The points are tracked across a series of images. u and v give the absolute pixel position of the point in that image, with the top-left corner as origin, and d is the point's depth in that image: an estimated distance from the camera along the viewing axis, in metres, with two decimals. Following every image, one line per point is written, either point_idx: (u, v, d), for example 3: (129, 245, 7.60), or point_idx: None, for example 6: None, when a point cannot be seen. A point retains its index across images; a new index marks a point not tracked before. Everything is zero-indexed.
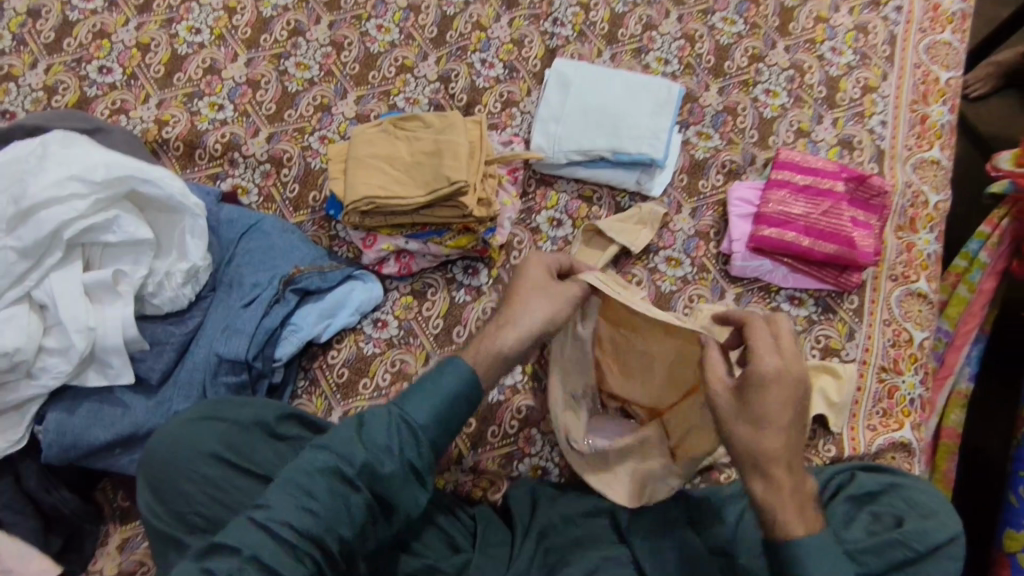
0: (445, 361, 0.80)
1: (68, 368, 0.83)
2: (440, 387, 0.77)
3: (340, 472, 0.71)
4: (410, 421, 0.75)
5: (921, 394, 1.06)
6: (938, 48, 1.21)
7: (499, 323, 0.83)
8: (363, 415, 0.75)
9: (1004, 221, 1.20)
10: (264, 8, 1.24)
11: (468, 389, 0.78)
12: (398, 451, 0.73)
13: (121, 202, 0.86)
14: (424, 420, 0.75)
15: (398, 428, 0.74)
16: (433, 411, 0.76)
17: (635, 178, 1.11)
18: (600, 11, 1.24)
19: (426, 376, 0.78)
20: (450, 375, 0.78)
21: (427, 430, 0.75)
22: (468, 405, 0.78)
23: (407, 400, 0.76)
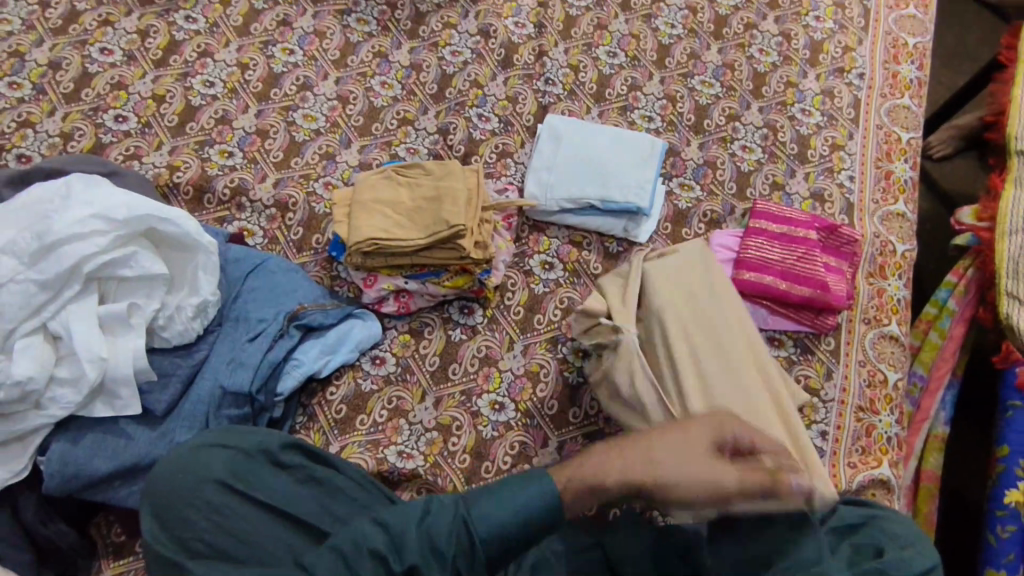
0: (536, 472, 0.80)
1: (77, 398, 0.86)
2: (518, 495, 0.77)
3: (386, 559, 0.75)
4: (471, 527, 0.76)
5: (897, 432, 1.10)
6: (898, 112, 1.32)
7: (629, 464, 0.81)
8: (430, 502, 0.79)
9: (968, 271, 1.29)
10: (275, 65, 1.32)
11: (543, 499, 0.77)
12: (450, 551, 0.75)
13: (139, 239, 0.91)
14: (487, 530, 0.76)
15: (456, 527, 0.76)
16: (499, 518, 0.76)
17: (622, 225, 1.18)
18: (589, 74, 1.34)
19: (509, 481, 0.79)
20: (536, 487, 0.78)
21: (489, 536, 0.76)
22: (539, 515, 0.77)
23: (477, 501, 0.77)
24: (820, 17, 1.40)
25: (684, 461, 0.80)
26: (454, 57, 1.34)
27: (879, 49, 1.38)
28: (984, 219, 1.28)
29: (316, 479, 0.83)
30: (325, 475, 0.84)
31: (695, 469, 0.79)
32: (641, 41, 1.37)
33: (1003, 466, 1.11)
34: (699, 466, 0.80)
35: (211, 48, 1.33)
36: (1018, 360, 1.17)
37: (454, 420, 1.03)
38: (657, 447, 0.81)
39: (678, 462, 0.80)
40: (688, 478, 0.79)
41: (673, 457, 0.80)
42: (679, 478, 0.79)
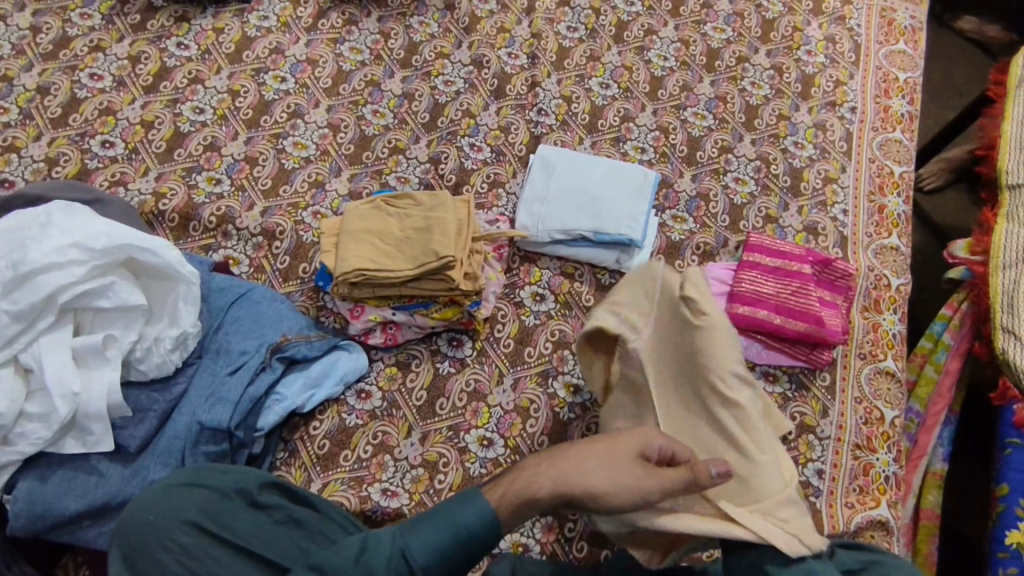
0: (465, 493, 0.79)
1: (47, 433, 0.83)
2: (447, 521, 0.76)
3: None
4: (409, 555, 0.74)
5: (895, 471, 1.08)
6: (890, 146, 1.32)
7: (557, 471, 0.80)
8: (366, 539, 0.76)
9: (963, 305, 1.27)
10: (267, 92, 1.31)
11: (482, 528, 0.76)
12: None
13: (118, 269, 0.88)
14: (424, 558, 0.75)
15: (393, 560, 0.74)
16: (439, 547, 0.75)
17: (614, 257, 1.16)
18: (581, 104, 1.34)
19: (440, 506, 0.77)
20: (463, 511, 0.76)
21: (427, 565, 0.75)
22: (478, 541, 0.76)
23: (409, 529, 0.76)
24: (811, 51, 1.41)
25: (607, 467, 0.79)
26: (447, 86, 1.34)
27: (870, 83, 1.38)
28: (978, 252, 1.27)
29: (295, 520, 0.80)
30: (305, 515, 0.80)
31: (623, 471, 0.79)
32: (634, 73, 1.38)
33: (1003, 506, 1.09)
34: (628, 470, 0.79)
35: (202, 75, 1.32)
36: (1016, 398, 1.14)
37: (440, 456, 1.00)
38: (588, 454, 0.80)
39: (607, 465, 0.79)
40: (617, 482, 0.78)
41: (604, 462, 0.80)
42: (607, 482, 0.78)
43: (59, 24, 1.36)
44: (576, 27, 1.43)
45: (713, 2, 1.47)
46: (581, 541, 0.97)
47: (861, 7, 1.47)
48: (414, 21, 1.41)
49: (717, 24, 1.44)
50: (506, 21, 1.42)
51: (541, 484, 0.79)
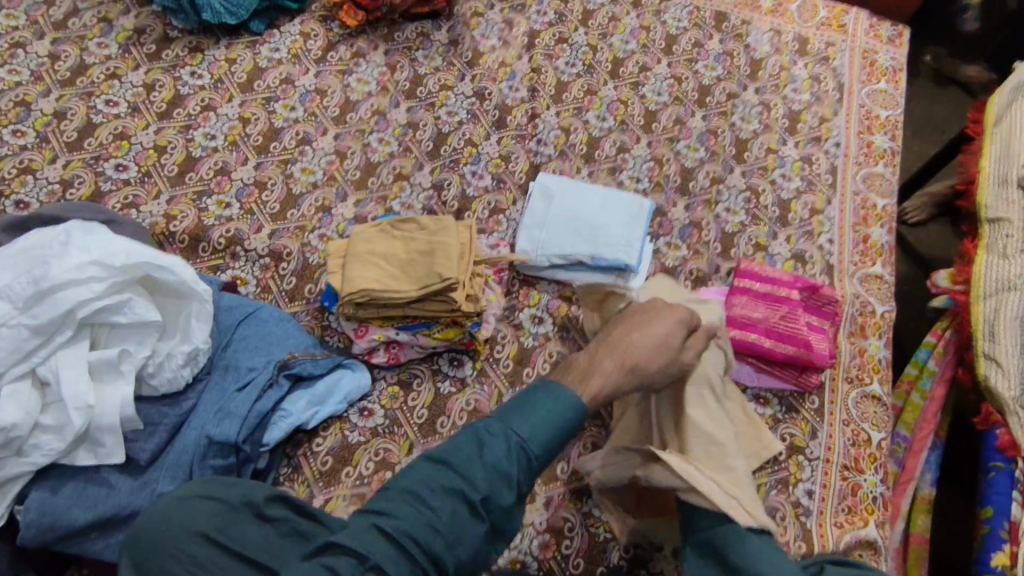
0: (550, 387, 0.81)
1: (60, 445, 0.85)
2: (550, 411, 0.78)
3: (463, 491, 0.73)
4: (526, 445, 0.76)
5: (882, 492, 1.11)
6: (872, 179, 1.38)
7: (613, 350, 0.89)
8: (477, 433, 0.77)
9: (947, 332, 1.33)
10: (276, 120, 1.36)
11: (574, 414, 0.80)
12: (518, 475, 0.75)
13: (135, 286, 0.92)
14: (538, 446, 0.77)
15: (513, 450, 0.75)
16: (548, 435, 0.77)
17: (610, 281, 1.21)
18: (579, 136, 1.40)
19: (535, 399, 0.79)
20: (561, 402, 0.79)
21: (540, 453, 0.77)
22: (576, 425, 0.80)
23: (508, 418, 0.78)
24: (797, 89, 1.49)
25: (652, 346, 0.91)
26: (450, 116, 1.40)
27: (854, 120, 1.45)
28: (959, 282, 1.33)
29: (300, 533, 0.81)
30: (310, 529, 0.82)
31: (667, 335, 0.92)
32: (629, 107, 1.44)
33: (987, 529, 1.10)
34: (671, 336, 0.93)
35: (215, 103, 1.37)
36: (998, 422, 1.17)
37: None
38: (633, 333, 0.92)
39: (650, 329, 0.92)
40: (662, 341, 0.92)
41: (649, 329, 0.92)
42: (657, 340, 0.91)
43: (77, 52, 1.41)
44: (574, 63, 1.49)
45: (704, 42, 1.54)
46: (578, 558, 0.99)
47: (844, 48, 1.55)
48: (419, 55, 1.48)
49: (707, 62, 1.51)
50: (508, 56, 1.49)
51: (600, 360, 0.88)
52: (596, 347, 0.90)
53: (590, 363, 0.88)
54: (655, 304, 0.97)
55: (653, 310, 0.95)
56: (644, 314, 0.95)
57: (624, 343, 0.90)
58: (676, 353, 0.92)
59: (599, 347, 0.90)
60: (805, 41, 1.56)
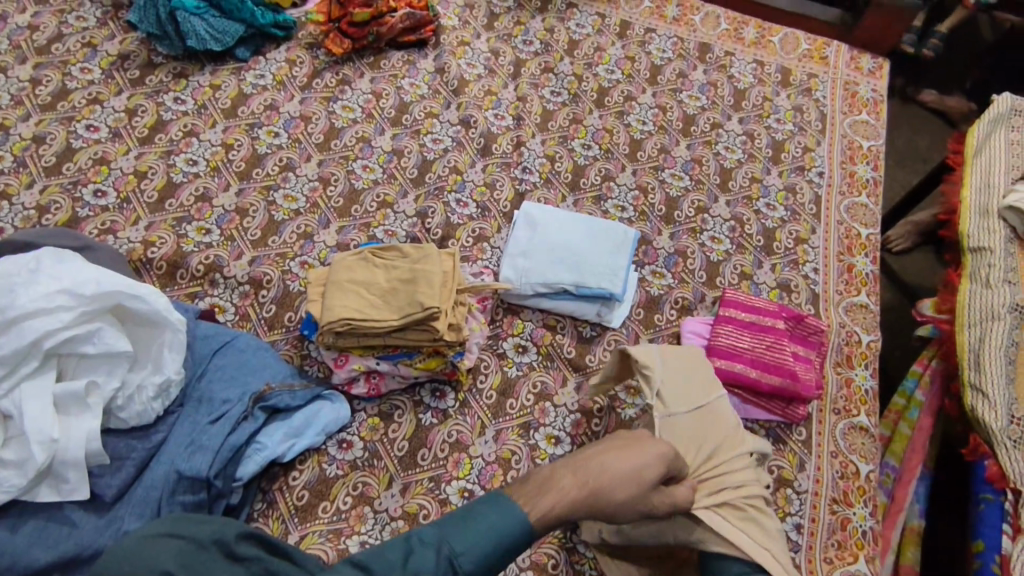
0: (498, 499, 0.75)
1: (22, 481, 0.81)
2: (491, 527, 0.72)
3: None
4: (456, 561, 0.69)
5: (872, 527, 1.08)
6: (856, 209, 1.39)
7: (582, 468, 0.81)
8: (410, 541, 0.69)
9: (932, 362, 1.33)
10: (260, 146, 1.35)
11: (522, 533, 0.73)
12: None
13: (106, 315, 0.89)
14: (471, 564, 0.70)
15: (443, 564, 0.68)
16: (485, 552, 0.71)
17: (596, 310, 1.20)
18: (564, 164, 1.40)
19: (478, 510, 0.73)
20: (506, 517, 0.73)
21: (472, 571, 0.70)
22: (519, 547, 0.73)
23: (452, 530, 0.71)
24: (780, 120, 1.50)
25: (624, 474, 0.82)
26: (435, 144, 1.39)
27: (836, 150, 1.47)
28: (944, 311, 1.33)
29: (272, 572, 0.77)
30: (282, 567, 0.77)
31: (646, 467, 0.83)
32: (614, 135, 1.45)
33: (980, 563, 1.07)
34: (649, 472, 0.83)
35: (198, 129, 1.37)
36: (987, 453, 1.16)
37: (420, 508, 0.99)
38: (606, 455, 0.83)
39: (628, 457, 0.83)
40: (635, 476, 0.82)
41: (626, 455, 0.84)
42: (632, 469, 0.82)
43: (59, 77, 1.40)
44: (559, 92, 1.50)
45: (688, 72, 1.56)
46: None
47: (826, 80, 1.57)
48: (405, 82, 1.48)
49: (692, 92, 1.53)
50: (493, 84, 1.49)
51: (565, 474, 0.80)
52: (560, 464, 0.82)
53: (550, 477, 0.80)
54: (640, 434, 0.89)
55: (637, 441, 0.87)
56: (624, 439, 0.87)
57: (593, 466, 0.82)
58: (648, 492, 0.83)
59: (565, 465, 0.82)
60: (787, 72, 1.58)
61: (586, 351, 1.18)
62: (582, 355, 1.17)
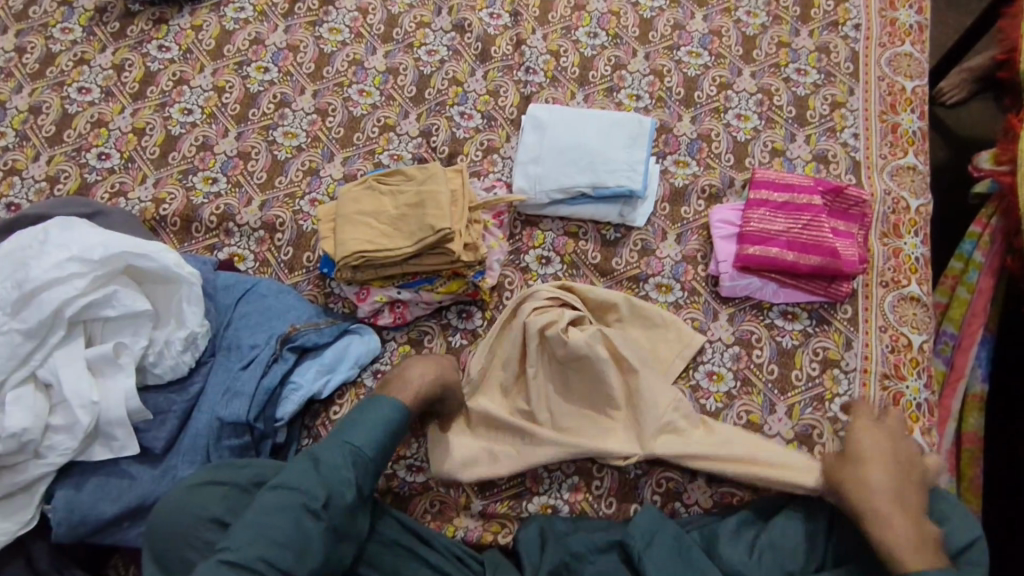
0: (368, 401, 0.90)
1: (74, 444, 0.86)
2: (374, 418, 0.87)
3: (308, 504, 0.80)
4: (359, 450, 0.85)
5: (927, 398, 1.04)
6: (899, 60, 1.25)
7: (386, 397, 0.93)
8: (314, 452, 0.84)
9: (992, 220, 1.21)
10: (251, 84, 1.30)
11: (398, 412, 0.89)
12: (355, 478, 0.84)
13: (120, 278, 0.91)
14: (371, 447, 0.86)
15: (343, 448, 0.85)
16: (379, 436, 0.87)
17: (617, 211, 1.14)
18: (570, 57, 1.29)
19: (358, 412, 0.88)
20: (382, 408, 0.88)
21: (372, 454, 0.86)
22: (400, 427, 0.89)
23: (356, 428, 0.87)
24: None
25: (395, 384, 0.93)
26: (431, 56, 1.31)
27: None
28: (1004, 163, 1.20)
29: None
30: None
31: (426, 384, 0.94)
32: (622, 17, 1.32)
33: None
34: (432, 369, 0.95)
35: (186, 75, 1.32)
36: None
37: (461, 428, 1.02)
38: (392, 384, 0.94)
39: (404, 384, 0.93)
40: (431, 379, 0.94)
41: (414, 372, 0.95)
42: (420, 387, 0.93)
43: (42, 42, 1.37)
44: None
45: None
46: (610, 497, 0.98)
47: None
48: None
49: None
50: None
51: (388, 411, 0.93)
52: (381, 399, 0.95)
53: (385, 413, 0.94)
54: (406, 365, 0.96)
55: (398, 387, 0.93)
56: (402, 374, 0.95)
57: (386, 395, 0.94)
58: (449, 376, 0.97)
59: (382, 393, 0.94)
60: None
61: (611, 255, 1.14)
62: (608, 259, 1.13)
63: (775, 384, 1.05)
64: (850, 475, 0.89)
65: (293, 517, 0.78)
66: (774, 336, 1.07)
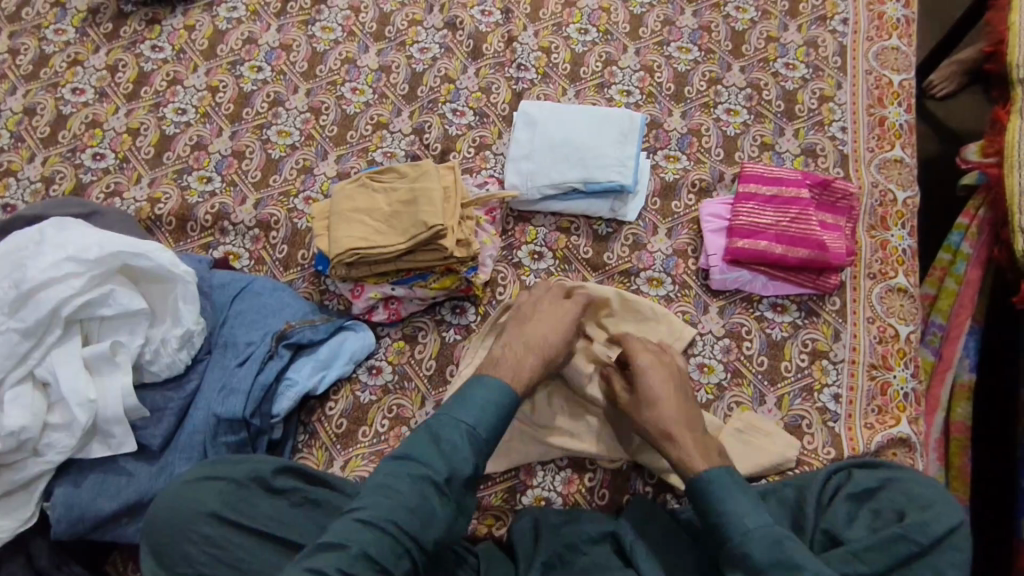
0: (473, 383, 0.86)
1: (72, 441, 0.87)
2: (485, 400, 0.84)
3: (430, 477, 0.78)
4: (475, 430, 0.82)
5: (914, 387, 1.06)
6: (886, 54, 1.26)
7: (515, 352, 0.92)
8: (431, 428, 0.82)
9: (979, 212, 1.23)
10: (244, 83, 1.31)
11: (510, 399, 0.85)
12: (474, 459, 0.81)
13: (115, 277, 0.92)
14: (485, 428, 0.83)
15: (460, 427, 0.81)
16: (490, 416, 0.83)
17: (608, 206, 1.15)
18: (561, 54, 1.30)
19: (465, 393, 0.85)
20: (488, 389, 0.85)
21: (488, 436, 0.83)
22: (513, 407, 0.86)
23: (464, 407, 0.83)
24: None
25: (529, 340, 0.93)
26: (423, 54, 1.32)
27: None
28: (990, 154, 1.22)
29: (312, 501, 0.86)
30: (322, 496, 0.86)
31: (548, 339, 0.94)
32: (612, 14, 1.33)
33: None
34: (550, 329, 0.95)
35: (180, 75, 1.33)
36: None
37: None
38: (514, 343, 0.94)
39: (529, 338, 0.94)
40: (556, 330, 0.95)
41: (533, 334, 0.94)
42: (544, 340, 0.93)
43: (36, 43, 1.37)
44: None
45: None
46: (603, 489, 1.00)
47: None
48: None
49: None
50: None
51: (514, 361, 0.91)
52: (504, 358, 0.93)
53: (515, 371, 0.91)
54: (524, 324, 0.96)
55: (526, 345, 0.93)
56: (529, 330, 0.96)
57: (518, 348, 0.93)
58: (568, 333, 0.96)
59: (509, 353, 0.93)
60: None
61: (603, 250, 1.15)
62: (600, 254, 1.15)
63: (765, 375, 1.06)
64: (646, 414, 0.92)
65: (409, 489, 0.77)
66: (763, 328, 1.09)
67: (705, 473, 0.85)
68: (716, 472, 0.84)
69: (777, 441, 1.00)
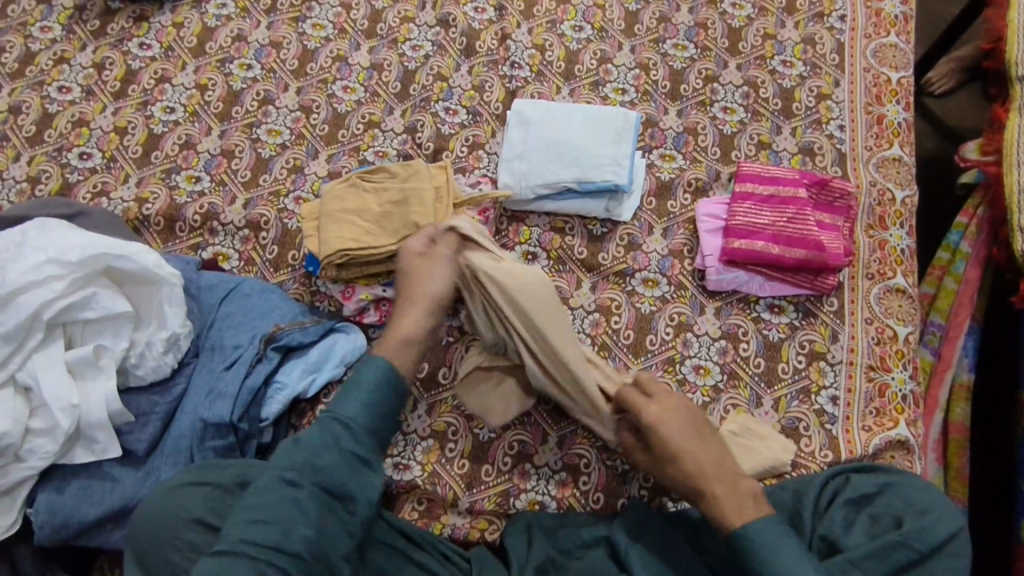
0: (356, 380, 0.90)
1: (55, 447, 0.85)
2: (360, 394, 0.87)
3: (295, 480, 0.81)
4: (347, 426, 0.85)
5: (912, 389, 1.05)
6: (884, 52, 1.25)
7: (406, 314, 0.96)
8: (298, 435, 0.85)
9: (979, 211, 1.22)
10: (233, 82, 1.29)
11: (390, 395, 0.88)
12: (343, 457, 0.83)
13: (98, 279, 0.90)
14: (360, 422, 0.86)
15: (332, 426, 0.85)
16: (364, 414, 0.86)
17: (603, 206, 1.13)
18: (556, 52, 1.29)
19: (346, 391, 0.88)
20: (363, 384, 0.88)
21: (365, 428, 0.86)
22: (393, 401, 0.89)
23: (341, 402, 0.87)
24: None
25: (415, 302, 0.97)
26: (415, 51, 1.30)
27: None
28: (989, 153, 1.20)
29: None
30: None
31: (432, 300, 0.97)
32: (607, 11, 1.31)
33: None
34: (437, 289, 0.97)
35: (168, 73, 1.30)
36: None
37: (449, 425, 1.01)
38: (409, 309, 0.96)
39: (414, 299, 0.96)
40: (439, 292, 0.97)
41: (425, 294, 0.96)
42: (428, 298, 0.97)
43: (22, 41, 1.35)
44: None
45: None
46: (597, 492, 0.98)
47: None
48: None
49: None
50: None
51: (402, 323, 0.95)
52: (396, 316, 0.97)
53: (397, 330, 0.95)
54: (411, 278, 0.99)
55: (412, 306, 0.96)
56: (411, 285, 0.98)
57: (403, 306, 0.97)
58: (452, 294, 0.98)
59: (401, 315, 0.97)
60: None
61: (598, 250, 1.13)
62: (594, 254, 1.13)
63: (761, 377, 1.05)
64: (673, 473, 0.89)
65: (284, 494, 0.80)
66: (760, 330, 1.08)
67: (743, 528, 0.82)
68: (756, 526, 0.82)
69: (771, 441, 0.99)
